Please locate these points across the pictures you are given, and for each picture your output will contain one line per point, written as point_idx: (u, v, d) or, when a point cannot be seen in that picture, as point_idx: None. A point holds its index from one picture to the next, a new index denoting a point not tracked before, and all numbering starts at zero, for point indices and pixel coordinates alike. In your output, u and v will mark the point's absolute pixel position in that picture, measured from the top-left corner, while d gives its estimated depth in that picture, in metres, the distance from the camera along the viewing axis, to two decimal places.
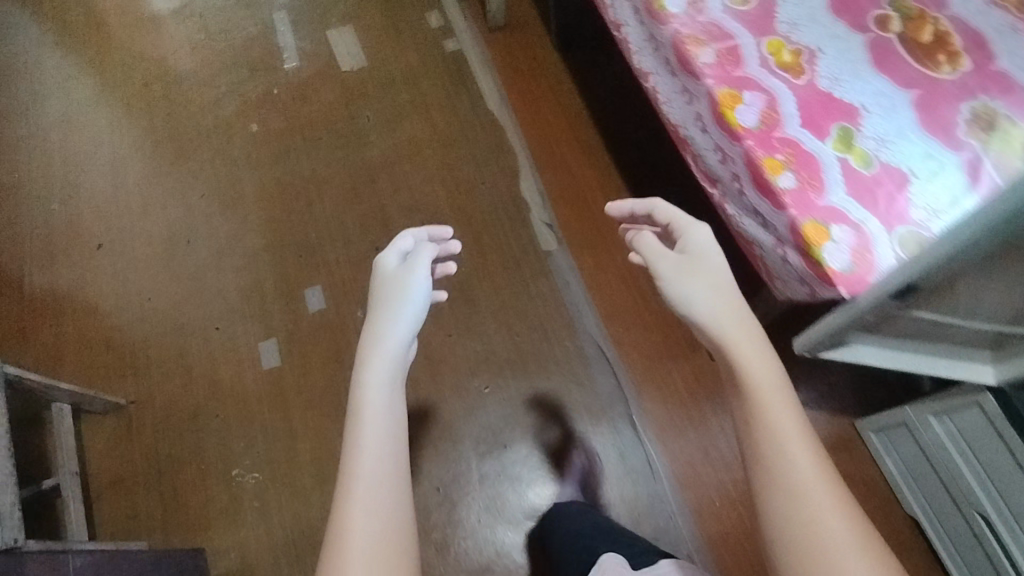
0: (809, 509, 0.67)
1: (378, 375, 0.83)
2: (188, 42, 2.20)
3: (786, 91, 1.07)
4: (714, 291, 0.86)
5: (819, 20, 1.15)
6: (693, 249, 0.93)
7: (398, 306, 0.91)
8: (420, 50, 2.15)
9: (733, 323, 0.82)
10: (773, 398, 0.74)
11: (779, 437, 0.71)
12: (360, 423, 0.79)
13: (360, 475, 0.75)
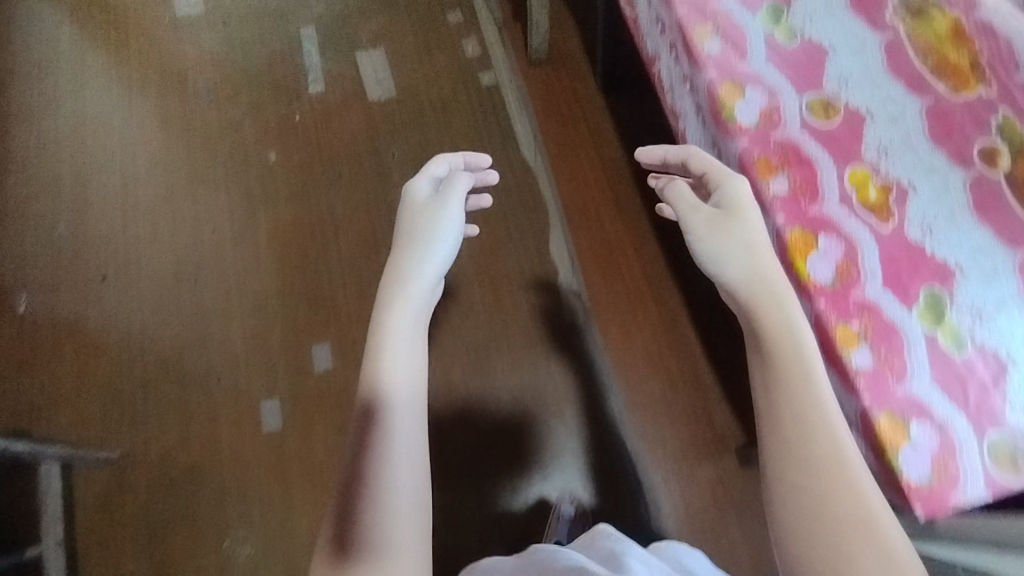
0: (836, 467, 0.71)
1: (413, 294, 0.86)
2: (211, 54, 2.07)
3: (869, 239, 0.92)
4: (751, 251, 0.86)
5: (913, 146, 0.98)
6: (730, 204, 0.91)
7: (434, 234, 0.92)
8: (453, 81, 2.00)
9: (772, 283, 0.83)
10: (801, 359, 0.77)
11: (808, 400, 0.75)
12: (394, 333, 0.82)
13: (394, 381, 0.79)
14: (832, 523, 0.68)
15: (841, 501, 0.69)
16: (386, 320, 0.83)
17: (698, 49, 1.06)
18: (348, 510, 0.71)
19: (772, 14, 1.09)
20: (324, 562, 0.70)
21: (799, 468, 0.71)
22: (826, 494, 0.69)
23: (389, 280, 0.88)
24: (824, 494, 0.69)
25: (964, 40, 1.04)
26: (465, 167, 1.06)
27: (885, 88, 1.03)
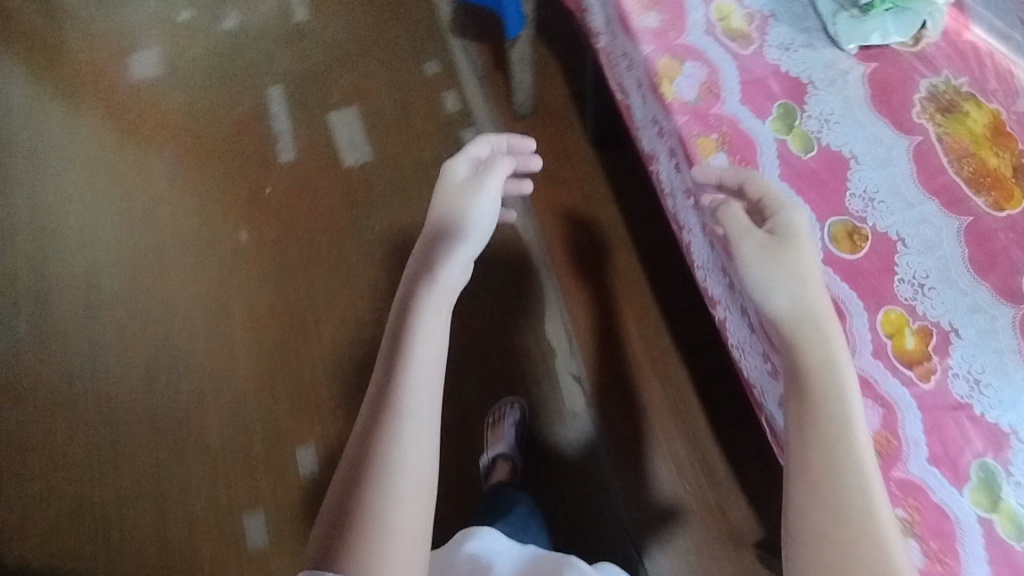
0: (870, 503, 0.63)
1: (451, 276, 0.80)
2: (174, 123, 1.94)
3: (909, 401, 0.80)
4: (802, 286, 0.77)
5: (952, 278, 0.86)
6: (781, 232, 0.82)
7: (472, 219, 0.87)
8: (435, 142, 1.86)
9: (816, 317, 0.75)
10: (841, 387, 0.70)
11: (844, 425, 0.67)
12: (422, 316, 0.76)
13: (415, 367, 0.72)
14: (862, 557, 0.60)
15: (871, 538, 0.61)
16: (416, 296, 0.77)
17: (703, 166, 0.94)
18: (364, 469, 0.68)
19: (783, 118, 0.96)
20: (333, 517, 0.66)
21: (836, 499, 0.64)
22: (858, 527, 0.62)
23: (422, 250, 0.83)
24: (858, 529, 0.62)
25: (1005, 143, 0.93)
26: (508, 149, 0.98)
27: (918, 207, 0.90)
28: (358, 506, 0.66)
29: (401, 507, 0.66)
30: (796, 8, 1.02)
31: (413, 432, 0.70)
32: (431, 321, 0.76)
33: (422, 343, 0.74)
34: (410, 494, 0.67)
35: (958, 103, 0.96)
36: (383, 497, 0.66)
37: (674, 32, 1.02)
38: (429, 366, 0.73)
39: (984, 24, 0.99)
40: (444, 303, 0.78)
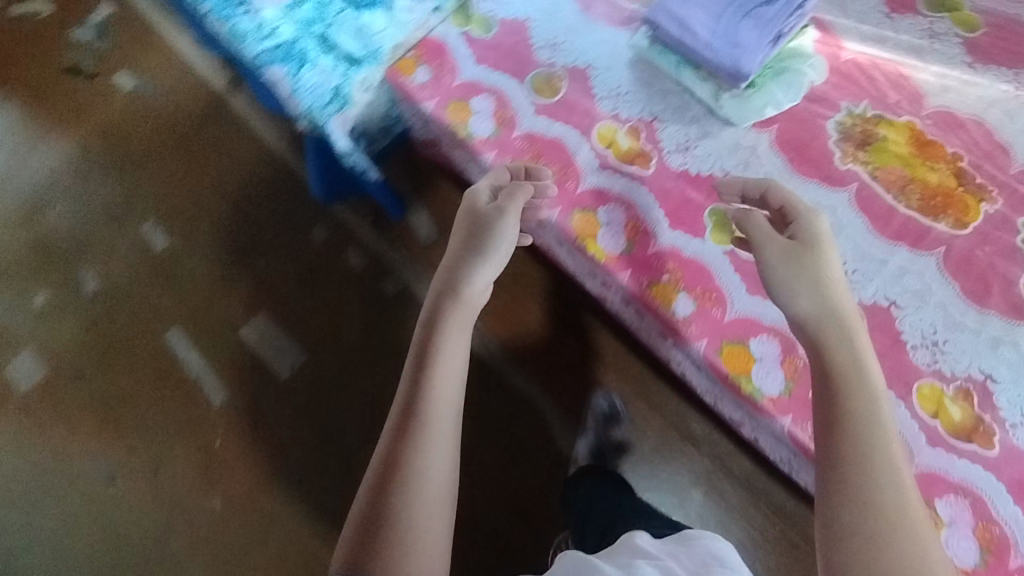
0: (879, 455, 0.67)
1: (465, 326, 0.82)
2: (80, 420, 1.70)
3: (986, 477, 0.75)
4: (823, 280, 0.76)
5: (961, 317, 0.82)
6: (802, 237, 0.79)
7: (493, 258, 0.85)
8: (362, 307, 1.72)
9: (836, 305, 0.75)
10: (850, 350, 0.72)
11: (854, 381, 0.71)
12: (443, 361, 0.79)
13: (437, 412, 0.77)
14: (861, 507, 0.65)
15: (874, 487, 0.66)
16: (442, 332, 0.80)
17: (670, 316, 0.86)
18: (390, 487, 0.73)
19: (719, 221, 0.90)
20: (365, 522, 0.73)
21: (835, 446, 0.68)
22: (857, 474, 0.66)
23: (448, 278, 0.85)
24: (862, 477, 0.66)
25: (935, 152, 0.89)
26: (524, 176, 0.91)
27: (890, 260, 0.85)
28: (383, 520, 0.72)
29: (423, 531, 0.72)
30: (673, 99, 0.96)
31: (430, 471, 0.74)
32: (447, 372, 0.79)
33: (444, 390, 0.78)
34: (428, 526, 0.72)
35: (872, 130, 0.91)
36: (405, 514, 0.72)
37: (570, 183, 0.94)
38: (448, 412, 0.77)
39: (854, 36, 0.96)
40: (459, 351, 0.80)
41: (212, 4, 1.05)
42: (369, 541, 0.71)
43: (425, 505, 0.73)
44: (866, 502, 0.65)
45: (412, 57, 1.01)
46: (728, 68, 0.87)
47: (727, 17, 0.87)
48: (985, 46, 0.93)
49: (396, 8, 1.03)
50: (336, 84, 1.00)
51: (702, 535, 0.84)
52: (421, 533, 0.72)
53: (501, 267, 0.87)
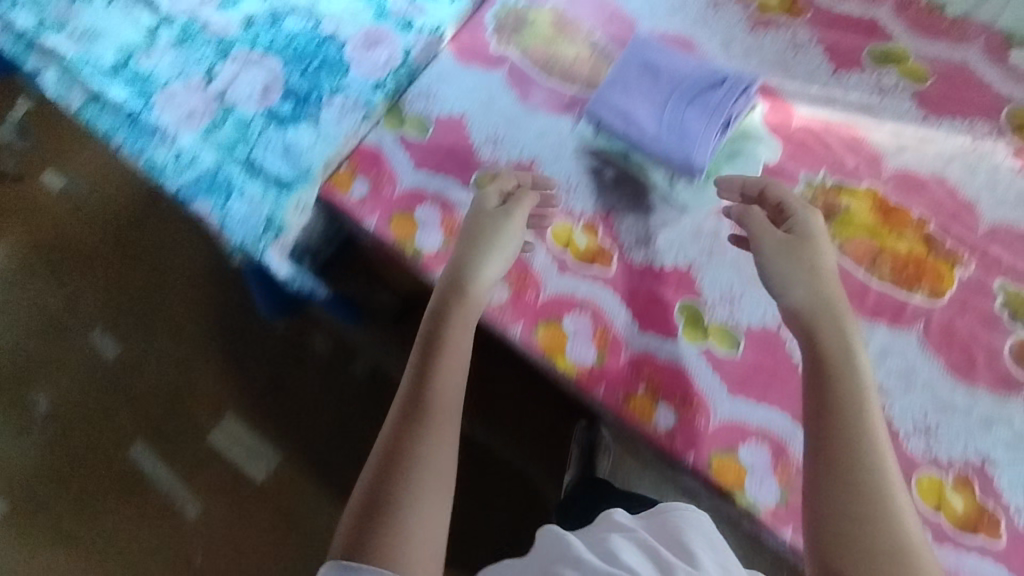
0: (860, 439, 0.68)
1: (466, 326, 0.81)
2: (47, 554, 1.59)
3: (999, 571, 0.72)
4: (818, 274, 0.77)
5: (950, 395, 0.79)
6: (799, 231, 0.80)
7: (497, 253, 0.84)
8: (334, 393, 1.65)
9: (830, 297, 0.76)
10: (839, 340, 0.73)
11: (844, 370, 0.72)
12: (444, 355, 0.80)
13: (437, 404, 0.77)
14: (840, 487, 0.66)
15: (854, 468, 0.67)
16: (446, 328, 0.81)
17: (652, 430, 0.81)
18: (391, 470, 0.73)
19: (690, 317, 0.85)
20: (365, 509, 0.71)
21: (827, 422, 0.69)
22: (840, 455, 0.68)
23: (454, 274, 0.84)
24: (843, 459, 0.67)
25: (900, 218, 0.86)
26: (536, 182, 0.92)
27: (870, 341, 0.81)
28: (383, 505, 0.70)
29: (421, 521, 0.70)
30: (627, 188, 0.91)
31: (427, 462, 0.73)
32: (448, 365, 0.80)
33: (445, 383, 0.78)
34: (426, 515, 0.71)
35: (835, 201, 0.87)
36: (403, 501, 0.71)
37: (531, 292, 0.88)
38: (448, 405, 0.77)
39: (803, 98, 0.92)
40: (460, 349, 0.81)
41: (124, 136, 0.98)
42: (368, 527, 0.69)
43: (423, 495, 0.71)
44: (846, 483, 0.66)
45: (347, 169, 0.95)
46: (680, 157, 0.82)
47: (673, 106, 0.83)
48: (936, 96, 0.90)
49: (322, 120, 0.96)
50: (268, 212, 0.93)
51: (675, 507, 0.76)
52: (419, 522, 0.70)
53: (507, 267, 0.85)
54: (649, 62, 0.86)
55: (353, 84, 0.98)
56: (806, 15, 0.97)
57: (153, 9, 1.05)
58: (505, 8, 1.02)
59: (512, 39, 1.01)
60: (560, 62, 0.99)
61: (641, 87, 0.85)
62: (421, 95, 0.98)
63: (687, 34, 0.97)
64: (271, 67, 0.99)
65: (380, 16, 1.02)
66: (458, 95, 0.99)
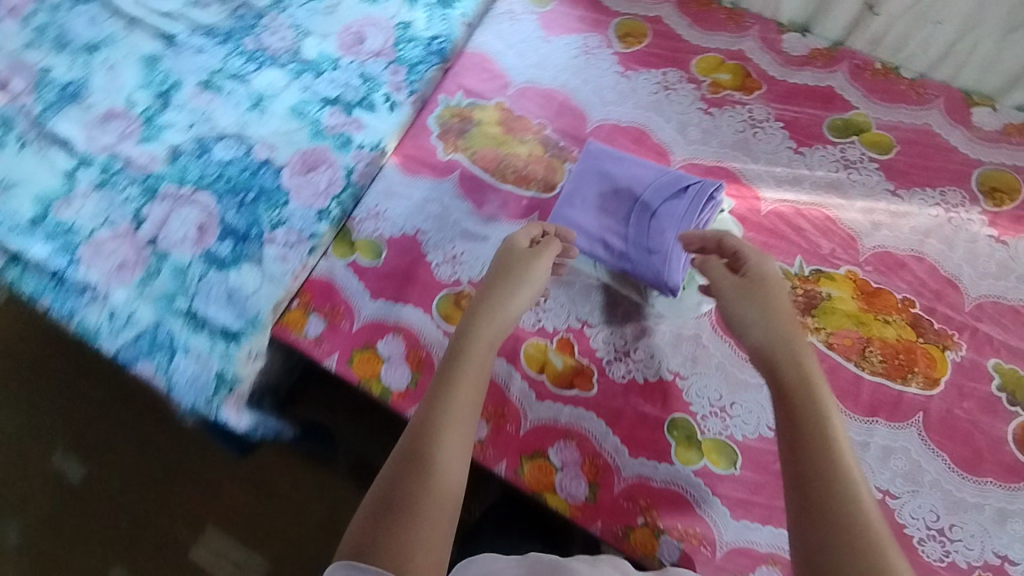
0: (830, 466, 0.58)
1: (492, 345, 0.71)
2: None
3: None
4: (773, 312, 0.68)
5: (959, 492, 0.75)
6: (753, 272, 0.71)
7: (526, 284, 0.75)
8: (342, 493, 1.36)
9: (788, 335, 0.67)
10: (797, 371, 0.64)
11: (806, 403, 0.62)
12: (468, 363, 0.69)
13: (458, 412, 0.65)
14: (813, 529, 0.55)
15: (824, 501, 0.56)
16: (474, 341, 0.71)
17: (657, 567, 0.75)
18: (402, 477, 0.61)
19: (682, 435, 0.80)
20: (376, 513, 0.59)
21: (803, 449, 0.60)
22: (809, 487, 0.57)
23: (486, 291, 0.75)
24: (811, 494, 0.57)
25: (885, 301, 0.83)
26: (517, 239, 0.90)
27: (870, 441, 0.78)
28: (394, 510, 0.58)
29: (433, 532, 0.58)
30: (599, 296, 0.87)
31: (445, 472, 0.61)
32: (473, 374, 0.69)
33: (467, 391, 0.67)
34: (439, 527, 0.58)
35: (814, 290, 0.84)
36: (415, 510, 0.59)
37: (510, 423, 0.83)
38: (471, 415, 0.66)
39: (768, 181, 0.89)
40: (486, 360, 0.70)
41: (52, 298, 0.90)
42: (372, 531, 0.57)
43: (437, 506, 0.59)
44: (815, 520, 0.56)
45: (299, 307, 0.89)
46: (651, 273, 0.77)
47: (636, 219, 0.78)
48: (903, 167, 0.87)
49: (264, 259, 0.89)
50: (217, 367, 0.86)
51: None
52: (429, 533, 0.58)
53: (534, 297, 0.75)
54: (606, 173, 0.81)
55: (295, 216, 0.91)
56: (760, 90, 0.93)
57: (69, 148, 0.97)
58: (448, 110, 0.97)
59: (459, 143, 0.96)
60: (512, 165, 0.94)
61: (600, 201, 0.80)
62: (369, 215, 0.93)
63: (642, 124, 0.93)
64: (205, 204, 0.92)
65: (315, 135, 0.95)
66: (410, 212, 0.93)
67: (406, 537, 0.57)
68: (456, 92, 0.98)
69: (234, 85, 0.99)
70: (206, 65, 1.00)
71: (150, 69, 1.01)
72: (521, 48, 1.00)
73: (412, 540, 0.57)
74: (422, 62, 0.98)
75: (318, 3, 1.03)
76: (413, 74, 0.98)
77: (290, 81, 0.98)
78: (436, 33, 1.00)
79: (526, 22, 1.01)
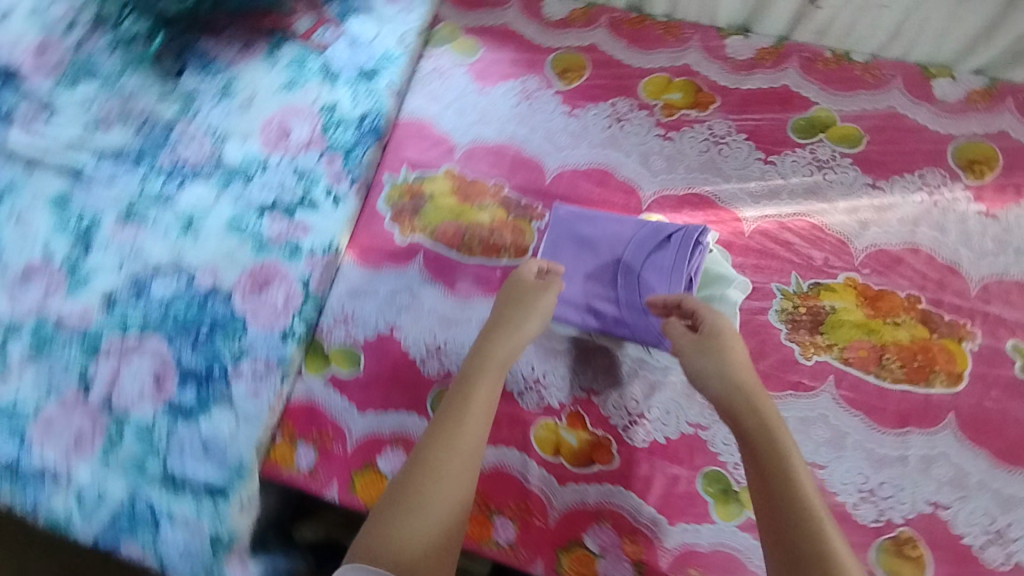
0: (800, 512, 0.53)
1: (513, 351, 0.69)
2: None
3: None
4: (727, 363, 0.64)
5: (1008, 489, 0.73)
6: (706, 325, 0.67)
7: (537, 309, 0.71)
8: None
9: (746, 386, 0.62)
10: (757, 423, 0.59)
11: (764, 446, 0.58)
12: (487, 370, 0.67)
13: (477, 418, 0.64)
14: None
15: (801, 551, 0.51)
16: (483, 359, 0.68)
17: None
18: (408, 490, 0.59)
19: (718, 489, 0.76)
20: (389, 507, 0.58)
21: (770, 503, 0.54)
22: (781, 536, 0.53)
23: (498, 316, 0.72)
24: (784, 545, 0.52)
25: (892, 302, 0.79)
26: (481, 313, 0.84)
27: (907, 453, 0.75)
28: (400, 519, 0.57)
29: (441, 531, 0.57)
30: (599, 359, 0.83)
31: (459, 474, 0.60)
32: (492, 379, 0.67)
33: (485, 396, 0.65)
34: (448, 530, 0.57)
35: (817, 305, 0.80)
36: (427, 507, 0.57)
37: (537, 518, 0.78)
38: (480, 430, 0.63)
39: (745, 199, 0.84)
40: (505, 364, 0.68)
41: (9, 493, 0.81)
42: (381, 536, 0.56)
43: (449, 509, 0.58)
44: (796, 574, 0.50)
45: (284, 440, 0.83)
46: (652, 335, 0.72)
47: (624, 281, 0.73)
48: (877, 157, 0.84)
49: (235, 398, 0.82)
50: (209, 529, 0.78)
51: None
52: (435, 541, 0.56)
53: (542, 321, 0.71)
54: (581, 237, 0.76)
55: (258, 344, 0.84)
56: (716, 103, 0.88)
57: None
58: (397, 188, 0.90)
59: (416, 222, 0.89)
60: (477, 235, 0.87)
61: (581, 268, 0.75)
62: (338, 321, 0.86)
63: (602, 163, 0.88)
64: (156, 351, 0.84)
65: (259, 250, 0.87)
66: (381, 309, 0.86)
67: (413, 534, 0.55)
68: (400, 168, 0.91)
69: (158, 211, 0.90)
70: (123, 194, 0.91)
71: (62, 212, 0.91)
72: (457, 106, 0.93)
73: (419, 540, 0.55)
74: (357, 146, 0.90)
75: (229, 101, 0.94)
76: (351, 161, 0.90)
77: (218, 194, 0.90)
78: (365, 110, 0.92)
79: (457, 76, 0.95)
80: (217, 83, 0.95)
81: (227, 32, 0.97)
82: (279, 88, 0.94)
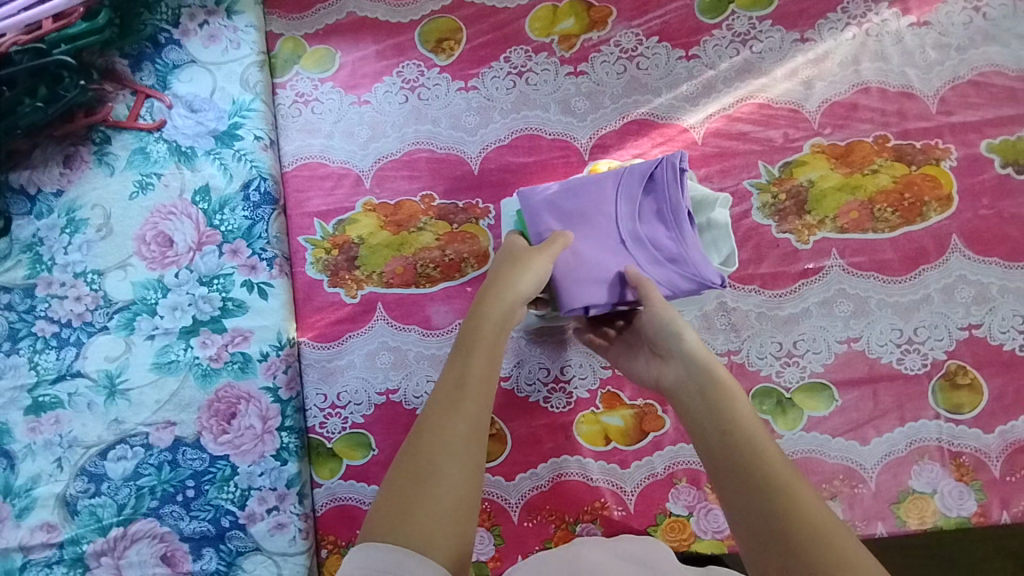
0: (763, 468, 0.46)
1: (511, 305, 0.60)
2: None
3: None
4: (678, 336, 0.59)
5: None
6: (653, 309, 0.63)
7: (529, 263, 0.62)
8: None
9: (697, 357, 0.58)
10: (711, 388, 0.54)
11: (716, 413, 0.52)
12: (484, 331, 0.57)
13: (479, 376, 0.54)
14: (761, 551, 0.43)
15: (775, 519, 0.43)
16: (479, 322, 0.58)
17: None
18: (415, 462, 0.49)
19: (773, 404, 0.73)
20: (394, 485, 0.48)
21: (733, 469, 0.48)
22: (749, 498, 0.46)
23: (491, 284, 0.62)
24: (760, 516, 0.44)
25: (861, 152, 0.75)
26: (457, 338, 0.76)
27: (929, 290, 0.73)
28: (410, 491, 0.47)
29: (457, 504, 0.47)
30: None
31: (465, 436, 0.50)
32: (490, 342, 0.57)
33: (485, 359, 0.55)
34: (464, 496, 0.48)
35: (795, 185, 0.76)
36: (438, 477, 0.48)
37: (616, 510, 0.74)
38: (484, 395, 0.53)
39: (684, 107, 0.77)
40: (502, 326, 0.58)
41: None
42: (390, 513, 0.47)
43: (463, 483, 0.48)
44: (774, 554, 0.42)
45: (332, 552, 0.74)
46: (687, 281, 0.65)
47: (633, 239, 0.65)
48: (795, 8, 0.78)
49: (261, 540, 0.73)
50: None
51: None
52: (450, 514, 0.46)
53: (538, 281, 0.62)
54: (566, 213, 0.66)
55: (255, 476, 0.74)
56: (612, 15, 0.79)
57: None
58: (320, 247, 0.79)
59: (357, 274, 0.78)
60: (428, 259, 0.78)
61: (585, 243, 0.65)
62: (327, 411, 0.77)
63: (523, 128, 0.78)
64: (151, 531, 0.72)
65: (205, 379, 0.76)
66: (366, 380, 0.77)
67: (427, 510, 0.46)
68: (313, 224, 0.80)
69: (68, 386, 0.75)
70: (15, 385, 0.75)
71: None
72: (343, 127, 0.81)
73: (432, 524, 0.45)
74: (257, 221, 0.78)
75: (83, 231, 0.78)
76: (256, 242, 0.78)
77: (126, 340, 0.76)
78: (245, 178, 0.79)
79: (326, 95, 0.82)
80: (57, 217, 0.78)
81: (38, 152, 0.80)
82: (132, 193, 0.79)
